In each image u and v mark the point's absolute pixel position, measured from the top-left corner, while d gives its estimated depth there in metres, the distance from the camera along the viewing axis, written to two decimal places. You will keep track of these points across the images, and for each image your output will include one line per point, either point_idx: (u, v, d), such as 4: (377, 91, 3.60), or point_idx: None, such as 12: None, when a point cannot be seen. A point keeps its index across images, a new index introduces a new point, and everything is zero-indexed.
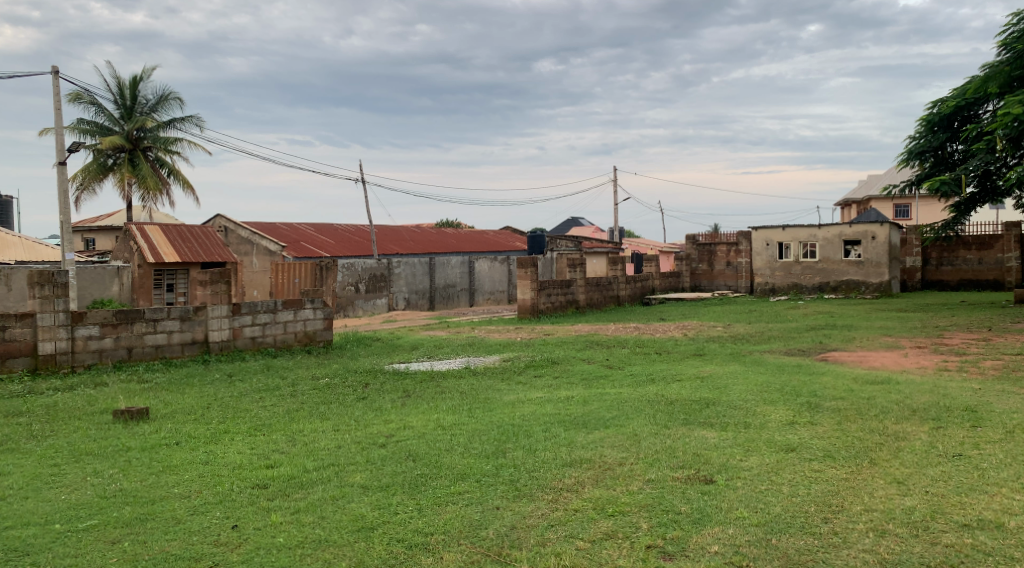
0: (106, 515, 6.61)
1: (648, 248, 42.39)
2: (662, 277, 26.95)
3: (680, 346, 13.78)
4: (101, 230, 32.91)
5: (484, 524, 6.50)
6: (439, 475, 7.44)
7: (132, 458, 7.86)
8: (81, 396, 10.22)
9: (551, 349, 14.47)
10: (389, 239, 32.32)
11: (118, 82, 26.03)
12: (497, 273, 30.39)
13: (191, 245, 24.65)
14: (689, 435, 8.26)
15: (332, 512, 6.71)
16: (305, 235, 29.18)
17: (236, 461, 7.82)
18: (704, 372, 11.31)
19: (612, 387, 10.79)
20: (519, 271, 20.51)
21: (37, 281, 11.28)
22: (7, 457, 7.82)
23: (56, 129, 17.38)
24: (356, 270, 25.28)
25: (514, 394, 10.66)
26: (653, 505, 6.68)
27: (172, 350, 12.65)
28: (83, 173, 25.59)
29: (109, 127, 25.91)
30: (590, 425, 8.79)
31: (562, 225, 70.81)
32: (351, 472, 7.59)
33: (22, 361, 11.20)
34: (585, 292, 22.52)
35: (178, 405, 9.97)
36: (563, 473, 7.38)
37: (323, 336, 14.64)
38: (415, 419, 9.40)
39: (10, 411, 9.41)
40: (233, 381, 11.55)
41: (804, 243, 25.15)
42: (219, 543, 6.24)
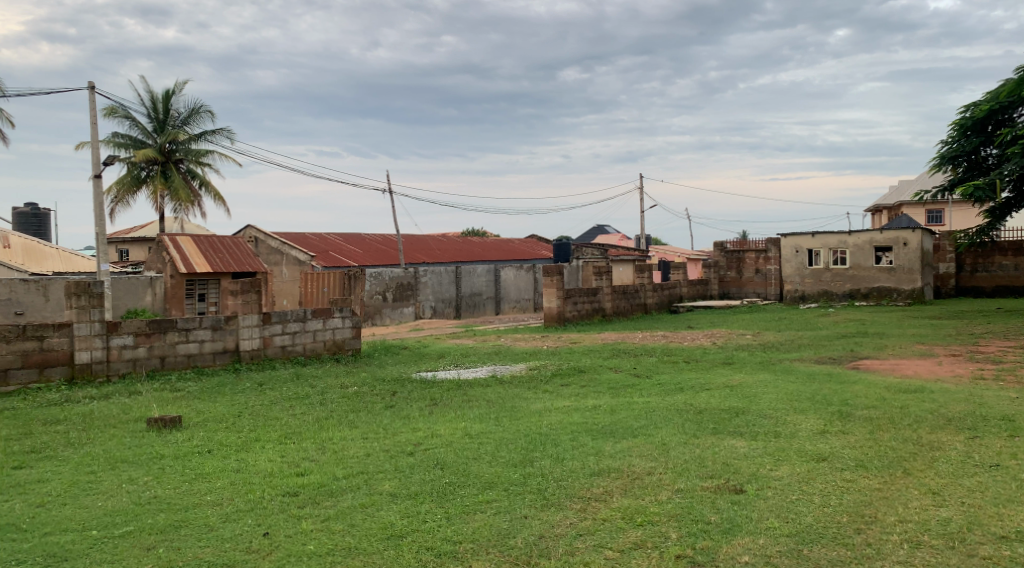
0: (142, 521, 6.70)
1: (675, 256, 42.36)
2: (690, 285, 26.87)
3: (708, 355, 13.73)
4: (134, 241, 33.31)
5: (513, 533, 6.53)
6: (467, 484, 7.47)
7: (165, 465, 7.96)
8: (116, 404, 10.37)
9: (578, 357, 14.49)
10: (416, 248, 32.49)
11: (151, 95, 26.39)
12: (523, 281, 30.42)
13: (222, 256, 24.91)
14: (719, 444, 8.24)
15: (362, 520, 6.76)
16: (334, 245, 29.39)
17: (266, 469, 7.91)
18: (734, 381, 11.25)
19: (640, 396, 10.77)
20: (544, 279, 20.53)
21: (74, 291, 11.44)
22: (45, 465, 7.95)
23: (92, 143, 17.66)
24: (383, 279, 25.49)
25: (541, 403, 10.66)
26: (683, 515, 6.67)
27: (204, 359, 12.80)
28: (117, 186, 25.96)
29: (142, 140, 26.25)
30: (618, 435, 8.78)
31: (588, 232, 70.91)
32: (381, 480, 7.64)
33: (60, 371, 11.33)
34: (612, 301, 22.49)
35: (210, 414, 10.08)
36: (591, 483, 7.39)
37: (352, 344, 14.79)
38: (442, 427, 9.46)
39: (47, 419, 9.56)
40: (263, 389, 11.67)
41: (833, 249, 24.98)
42: (252, 550, 6.31)
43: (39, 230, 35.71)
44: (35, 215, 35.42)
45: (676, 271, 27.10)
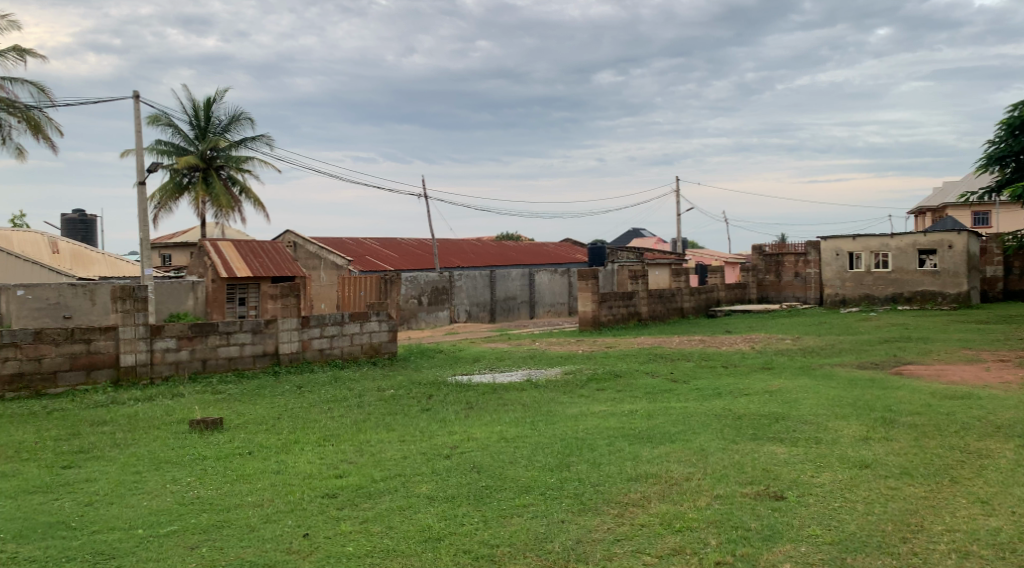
0: (185, 521, 6.80)
1: (713, 259, 42.07)
2: (728, 289, 26.66)
3: (747, 360, 13.60)
4: (177, 246, 33.82)
5: (550, 537, 6.52)
6: (504, 488, 7.48)
7: (207, 466, 8.07)
8: (160, 406, 10.53)
9: (614, 361, 14.45)
10: (452, 252, 32.59)
11: (193, 103, 26.79)
12: (558, 285, 30.35)
13: (262, 260, 25.21)
14: (758, 450, 8.18)
15: (399, 522, 6.81)
16: (370, 249, 29.58)
17: (306, 471, 7.99)
18: (773, 386, 11.12)
19: (676, 402, 10.69)
20: (580, 283, 20.50)
21: (119, 295, 11.64)
22: (92, 465, 8.10)
23: (137, 150, 17.98)
24: (419, 283, 25.65)
25: (577, 408, 10.63)
26: (722, 521, 6.63)
27: (245, 362, 12.96)
28: (160, 192, 26.40)
29: (184, 147, 26.66)
30: (655, 440, 8.74)
31: (625, 234, 70.57)
32: (418, 482, 7.69)
33: (106, 373, 11.52)
34: (648, 304, 22.38)
35: (251, 416, 10.21)
36: (628, 488, 7.36)
37: (388, 347, 14.90)
38: (478, 430, 9.49)
39: (94, 420, 9.74)
40: (302, 392, 11.79)
41: (875, 252, 24.64)
42: (292, 551, 6.37)
43: (85, 236, 36.40)
44: (82, 221, 36.11)
45: (713, 275, 26.90)
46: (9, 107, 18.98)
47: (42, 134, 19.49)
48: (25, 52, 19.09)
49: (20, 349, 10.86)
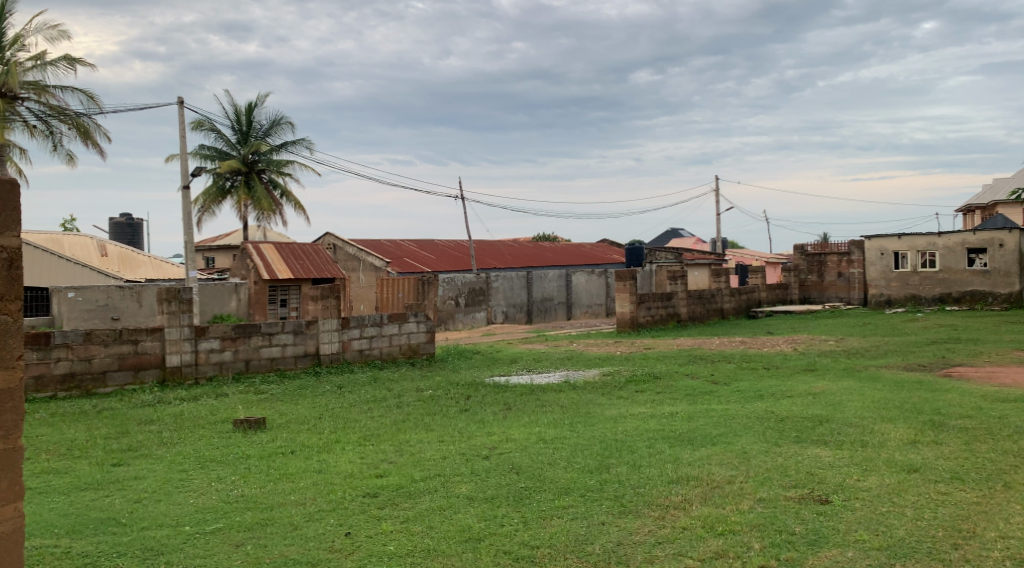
0: (231, 518, 6.88)
1: (754, 259, 41.71)
2: (769, 289, 26.38)
3: (790, 361, 13.43)
4: (220, 248, 34.30)
5: (590, 539, 6.49)
6: (543, 489, 7.47)
7: (251, 465, 8.16)
8: (204, 406, 10.65)
9: (653, 363, 14.37)
10: (489, 254, 32.63)
11: (235, 108, 27.14)
12: (594, 286, 30.15)
13: (303, 261, 25.46)
14: (801, 453, 8.07)
15: (440, 522, 6.82)
16: (407, 251, 29.73)
17: (347, 470, 8.04)
18: (817, 388, 10.98)
19: (717, 403, 10.60)
20: (618, 284, 20.42)
21: (165, 297, 11.82)
22: (139, 463, 8.23)
23: (182, 155, 18.26)
24: (456, 284, 25.76)
25: (615, 409, 10.59)
26: (766, 524, 6.55)
27: (287, 362, 13.10)
28: (203, 196, 26.78)
29: (227, 151, 27.02)
30: (696, 442, 8.68)
31: (663, 235, 70.22)
32: (458, 482, 7.71)
33: (153, 373, 11.70)
34: (687, 305, 22.22)
35: (293, 415, 10.31)
36: (669, 490, 7.32)
37: (426, 348, 14.96)
38: (517, 432, 9.48)
39: (142, 419, 9.88)
40: (342, 392, 11.87)
41: (921, 251, 24.24)
42: (334, 549, 6.40)
43: (132, 239, 37.07)
44: (129, 224, 36.80)
45: (754, 275, 26.63)
46: (59, 115, 19.37)
47: (91, 140, 19.87)
48: (74, 60, 19.47)
49: (71, 350, 11.04)
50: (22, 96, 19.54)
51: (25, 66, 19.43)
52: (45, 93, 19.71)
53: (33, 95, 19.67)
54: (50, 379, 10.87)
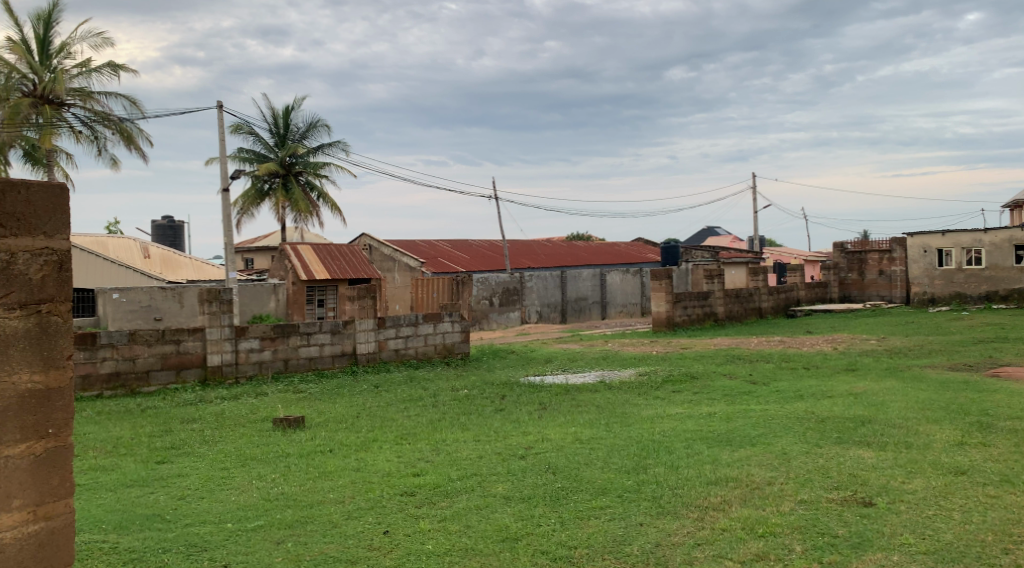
0: (271, 516, 6.93)
1: (792, 257, 41.26)
2: (808, 288, 26.06)
3: (830, 361, 13.25)
4: (258, 250, 34.67)
5: (628, 539, 6.45)
6: (580, 489, 7.44)
7: (291, 463, 8.22)
8: (244, 405, 10.74)
9: (690, 363, 14.25)
10: (523, 254, 32.61)
11: (272, 111, 27.41)
12: (630, 285, 29.99)
13: (339, 262, 25.62)
14: (843, 454, 7.96)
15: (477, 521, 6.81)
16: (442, 251, 29.83)
17: (384, 469, 8.06)
18: (859, 388, 10.82)
19: (757, 404, 10.49)
20: (653, 283, 20.30)
21: (206, 298, 11.97)
22: (182, 460, 8.33)
23: (221, 158, 18.47)
24: (490, 284, 25.84)
25: (652, 409, 10.51)
26: (808, 527, 6.47)
27: (324, 362, 13.20)
28: (242, 198, 27.08)
29: (265, 154, 27.28)
30: (735, 443, 8.59)
31: (699, 233, 69.76)
32: (494, 482, 7.70)
33: (194, 372, 11.83)
34: (724, 304, 22.03)
35: (331, 414, 10.37)
36: (708, 491, 7.24)
37: (461, 348, 14.99)
38: (553, 432, 9.44)
39: (184, 418, 10.00)
40: (379, 391, 11.92)
41: (967, 249, 23.87)
42: (373, 547, 6.41)
43: (173, 242, 37.61)
44: (171, 227, 37.35)
45: (792, 273, 26.33)
46: (103, 120, 19.68)
47: (134, 145, 20.16)
48: (118, 66, 19.79)
49: (116, 350, 11.18)
50: (68, 102, 19.88)
51: (70, 73, 19.77)
52: (90, 99, 20.04)
53: (79, 101, 20.01)
54: (96, 378, 11.01)
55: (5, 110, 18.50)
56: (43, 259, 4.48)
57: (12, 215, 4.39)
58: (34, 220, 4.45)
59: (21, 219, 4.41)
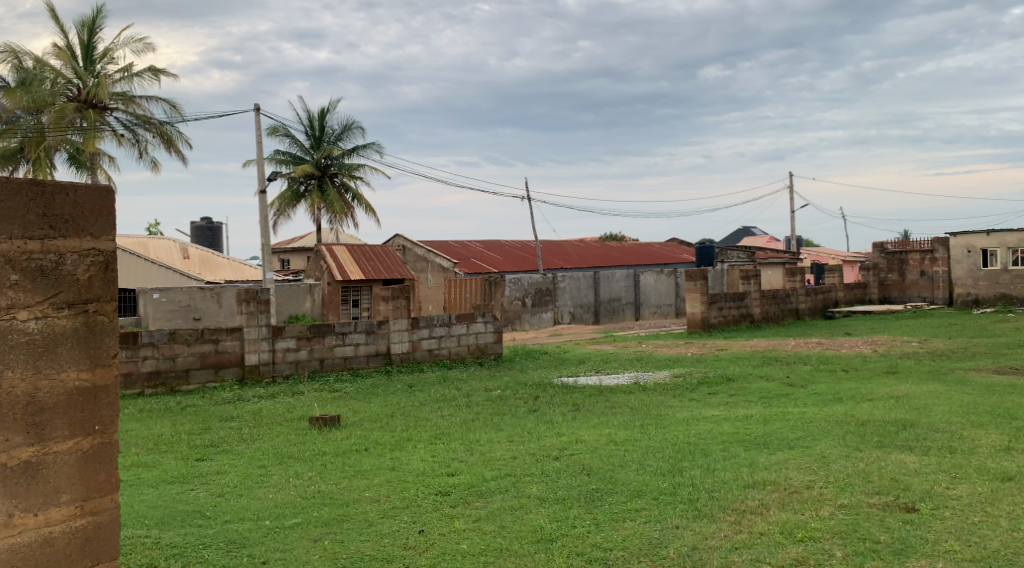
0: (308, 514, 6.95)
1: (831, 258, 40.76)
2: (847, 288, 25.70)
3: (870, 363, 13.06)
4: (294, 251, 34.96)
5: (664, 542, 6.38)
6: (615, 491, 7.38)
7: (327, 462, 8.25)
8: (281, 404, 10.82)
9: (726, 365, 14.12)
10: (556, 254, 32.55)
11: (308, 114, 27.62)
12: (664, 286, 29.75)
13: (374, 263, 25.73)
14: (885, 458, 7.83)
15: (512, 522, 6.79)
16: (475, 252, 29.88)
17: (419, 468, 8.07)
18: (899, 391, 10.64)
19: (795, 407, 10.33)
20: (688, 283, 20.13)
21: (244, 297, 12.08)
22: (220, 458, 8.40)
23: (259, 160, 18.64)
24: (523, 284, 25.90)
25: (688, 411, 10.41)
26: (849, 532, 6.36)
27: (359, 361, 13.26)
28: (278, 200, 27.32)
29: (301, 156, 27.49)
30: (773, 446, 8.48)
31: (736, 234, 69.17)
32: (528, 483, 7.66)
33: (232, 371, 11.93)
34: (761, 306, 21.82)
35: (365, 413, 10.41)
36: (746, 495, 7.15)
37: (494, 348, 14.98)
38: (587, 433, 9.39)
39: (222, 416, 10.09)
40: (412, 391, 11.94)
41: (1013, 249, 23.49)
42: (408, 546, 6.40)
43: (212, 243, 38.04)
44: (209, 228, 37.78)
45: (831, 274, 25.98)
46: (145, 124, 19.95)
47: (174, 148, 20.42)
48: (159, 71, 20.06)
49: (157, 349, 11.30)
50: (111, 107, 20.19)
51: (113, 78, 20.06)
52: (132, 103, 20.33)
53: (121, 105, 20.31)
54: (137, 376, 11.14)
55: (50, 115, 18.84)
56: (90, 260, 4.53)
57: (60, 217, 4.44)
58: (82, 222, 4.50)
59: (69, 221, 4.46)
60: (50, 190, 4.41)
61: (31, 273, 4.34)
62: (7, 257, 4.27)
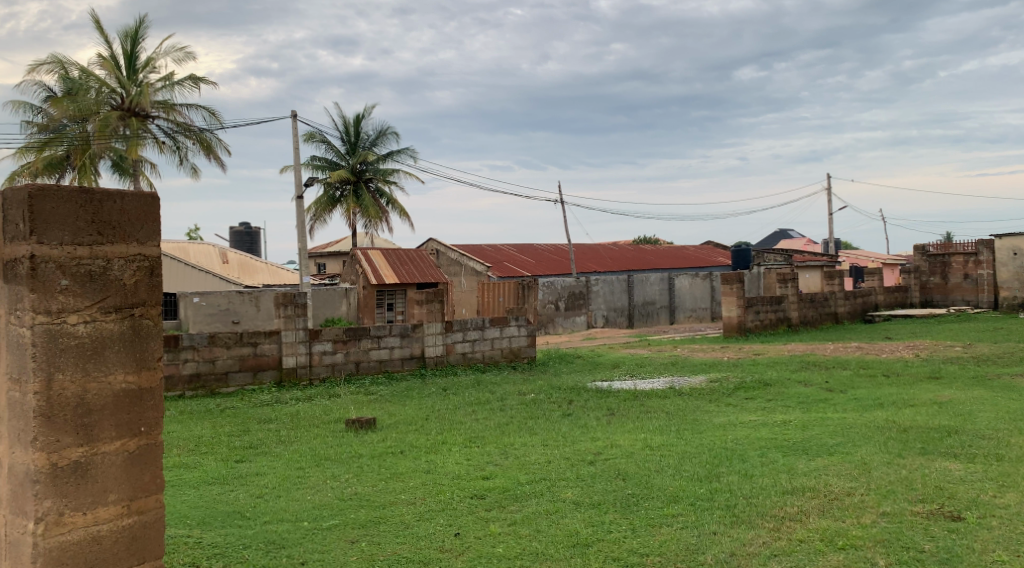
0: (345, 516, 6.98)
1: (869, 261, 40.21)
2: (887, 292, 25.16)
3: (911, 368, 12.85)
4: (330, 255, 35.23)
5: (701, 548, 6.32)
6: (650, 496, 7.33)
7: (363, 464, 8.29)
8: (319, 406, 10.91)
9: (763, 369, 14.00)
10: (589, 258, 32.47)
11: (343, 120, 27.84)
12: (699, 289, 29.50)
13: (408, 267, 25.82)
14: (929, 465, 7.70)
15: (548, 527, 6.76)
16: (508, 256, 29.87)
17: (454, 471, 8.08)
18: (943, 397, 10.47)
19: (834, 412, 10.21)
20: (725, 288, 19.95)
21: (281, 301, 12.19)
22: (259, 460, 8.47)
23: (296, 166, 18.82)
24: (556, 288, 25.96)
25: (725, 417, 10.30)
26: (891, 540, 6.25)
27: (394, 364, 13.32)
28: (314, 205, 27.54)
29: (336, 161, 27.70)
30: (812, 452, 8.38)
31: (772, 236, 68.41)
32: (563, 487, 7.63)
33: (270, 374, 12.05)
34: (798, 309, 21.60)
35: (401, 416, 10.44)
36: (784, 501, 7.06)
37: (527, 352, 14.97)
38: (622, 437, 9.35)
39: (261, 418, 10.18)
40: (447, 394, 11.95)
41: None
42: (444, 549, 6.40)
43: (250, 248, 38.45)
44: (248, 233, 38.18)
45: (871, 277, 25.54)
46: (185, 131, 20.21)
47: (213, 154, 20.66)
48: (199, 79, 20.31)
49: (197, 352, 11.44)
50: (153, 115, 20.47)
51: (155, 86, 20.34)
52: (173, 111, 20.59)
53: (162, 113, 20.57)
54: (178, 379, 11.27)
55: (95, 123, 19.18)
56: (136, 265, 4.58)
57: (108, 223, 4.50)
58: (128, 228, 4.56)
59: (117, 227, 4.52)
60: (99, 197, 4.47)
61: (80, 278, 4.40)
62: (57, 262, 4.34)
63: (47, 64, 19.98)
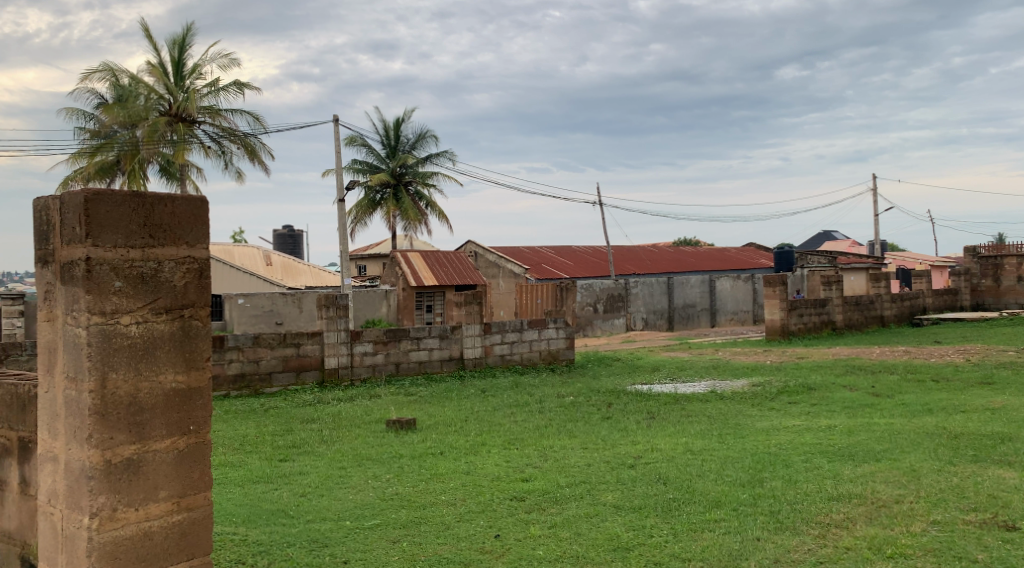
0: (386, 516, 7.00)
1: (915, 263, 39.47)
2: (935, 295, 24.66)
3: (961, 373, 12.59)
4: (371, 257, 35.45)
5: (744, 554, 6.23)
6: (692, 501, 7.25)
7: (404, 465, 8.31)
8: (360, 406, 10.96)
9: (806, 373, 13.80)
10: (629, 260, 32.30)
11: (384, 124, 28.01)
12: (740, 292, 29.11)
13: (448, 269, 25.90)
14: (981, 473, 7.52)
15: (588, 529, 6.72)
16: (547, 258, 29.82)
17: (494, 473, 8.06)
18: (996, 403, 10.22)
19: (881, 417, 10.02)
20: (767, 291, 19.70)
21: (323, 303, 12.29)
22: (302, 459, 8.53)
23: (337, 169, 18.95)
24: (595, 291, 25.86)
25: (767, 421, 10.17)
26: (942, 550, 6.12)
27: (433, 366, 13.36)
28: (355, 208, 27.76)
29: (377, 164, 27.87)
30: (858, 458, 8.22)
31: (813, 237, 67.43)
32: (603, 490, 7.58)
33: (313, 374, 12.15)
34: (843, 312, 21.28)
35: (440, 417, 10.45)
36: (830, 508, 6.95)
37: (566, 354, 14.94)
38: (663, 441, 9.27)
39: (303, 418, 10.26)
40: (486, 396, 11.94)
41: None
42: (485, 550, 6.39)
43: (293, 250, 38.83)
44: (291, 235, 38.57)
45: (919, 279, 25.05)
46: (230, 136, 20.47)
47: (257, 158, 20.90)
48: (243, 85, 20.55)
49: (242, 352, 11.55)
50: (199, 120, 20.75)
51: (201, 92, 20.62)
52: (218, 116, 20.86)
53: (208, 118, 20.84)
54: (224, 379, 11.38)
55: (143, 129, 19.51)
56: (186, 266, 4.63)
57: (159, 226, 4.55)
58: (178, 232, 4.61)
59: (168, 230, 4.57)
60: (151, 201, 4.53)
61: (133, 281, 4.46)
62: (111, 264, 4.40)
63: (98, 72, 20.39)
